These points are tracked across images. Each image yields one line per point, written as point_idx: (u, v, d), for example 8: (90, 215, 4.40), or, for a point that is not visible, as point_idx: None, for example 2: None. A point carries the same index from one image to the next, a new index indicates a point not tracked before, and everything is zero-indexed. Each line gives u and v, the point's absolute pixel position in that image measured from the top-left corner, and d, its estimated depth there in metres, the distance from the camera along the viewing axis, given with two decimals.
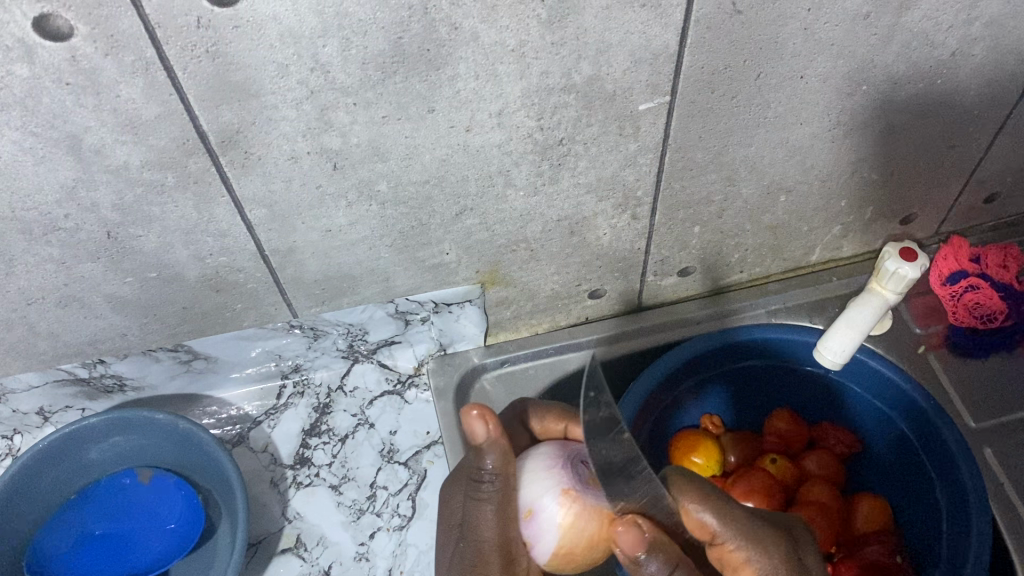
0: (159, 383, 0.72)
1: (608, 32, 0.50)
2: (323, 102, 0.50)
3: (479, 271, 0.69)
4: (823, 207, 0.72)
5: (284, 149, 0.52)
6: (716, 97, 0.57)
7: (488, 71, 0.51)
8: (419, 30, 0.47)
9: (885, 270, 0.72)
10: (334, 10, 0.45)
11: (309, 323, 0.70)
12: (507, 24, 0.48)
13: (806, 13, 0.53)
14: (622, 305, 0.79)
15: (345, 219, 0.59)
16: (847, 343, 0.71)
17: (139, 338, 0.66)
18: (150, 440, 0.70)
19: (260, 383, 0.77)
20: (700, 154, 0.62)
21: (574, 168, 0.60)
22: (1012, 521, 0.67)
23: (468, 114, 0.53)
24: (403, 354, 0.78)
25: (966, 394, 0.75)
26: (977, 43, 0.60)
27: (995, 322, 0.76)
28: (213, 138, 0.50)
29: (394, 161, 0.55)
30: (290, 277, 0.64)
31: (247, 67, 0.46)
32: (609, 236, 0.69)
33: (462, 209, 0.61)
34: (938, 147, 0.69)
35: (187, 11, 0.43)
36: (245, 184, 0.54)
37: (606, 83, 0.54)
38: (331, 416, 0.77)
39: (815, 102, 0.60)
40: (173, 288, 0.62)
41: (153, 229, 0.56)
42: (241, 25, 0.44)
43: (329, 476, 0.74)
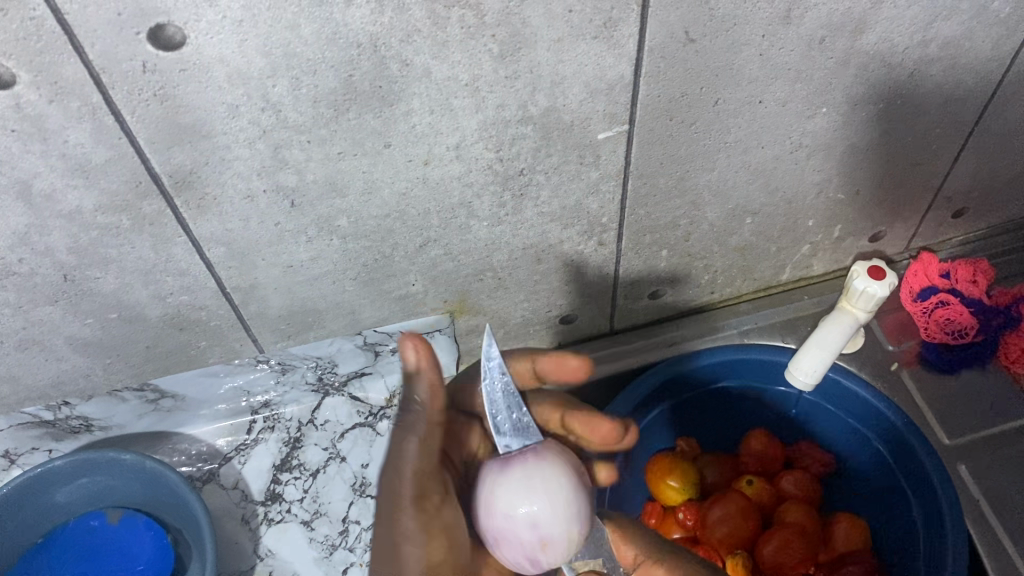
0: (128, 422, 0.71)
1: (562, 64, 0.50)
2: (277, 141, 0.49)
3: (447, 300, 0.68)
4: (790, 227, 0.72)
5: (239, 188, 0.52)
6: (676, 124, 0.57)
7: (443, 105, 0.51)
8: (369, 68, 0.47)
9: (854, 289, 0.71)
10: (281, 51, 0.44)
11: (276, 358, 0.69)
12: (459, 60, 0.48)
13: (760, 39, 0.53)
14: (595, 329, 0.78)
15: (306, 255, 0.59)
16: (819, 364, 0.70)
17: (104, 378, 0.65)
18: (118, 481, 0.69)
19: (230, 419, 0.75)
20: (663, 180, 0.62)
21: (536, 197, 0.60)
22: (986, 539, 0.67)
23: (425, 148, 0.53)
24: (374, 385, 0.76)
25: (940, 409, 0.75)
26: (934, 64, 0.60)
27: (966, 336, 0.75)
28: (167, 180, 0.50)
29: (353, 196, 0.55)
30: (254, 313, 0.63)
31: (197, 109, 0.46)
32: (576, 262, 0.68)
33: (425, 240, 0.61)
34: (903, 165, 0.69)
35: (131, 56, 0.43)
36: (203, 223, 0.54)
37: (563, 114, 0.54)
38: (302, 451, 0.75)
39: (775, 126, 0.60)
40: (135, 329, 0.61)
41: (110, 271, 0.55)
42: (188, 69, 0.44)
43: (300, 512, 0.72)
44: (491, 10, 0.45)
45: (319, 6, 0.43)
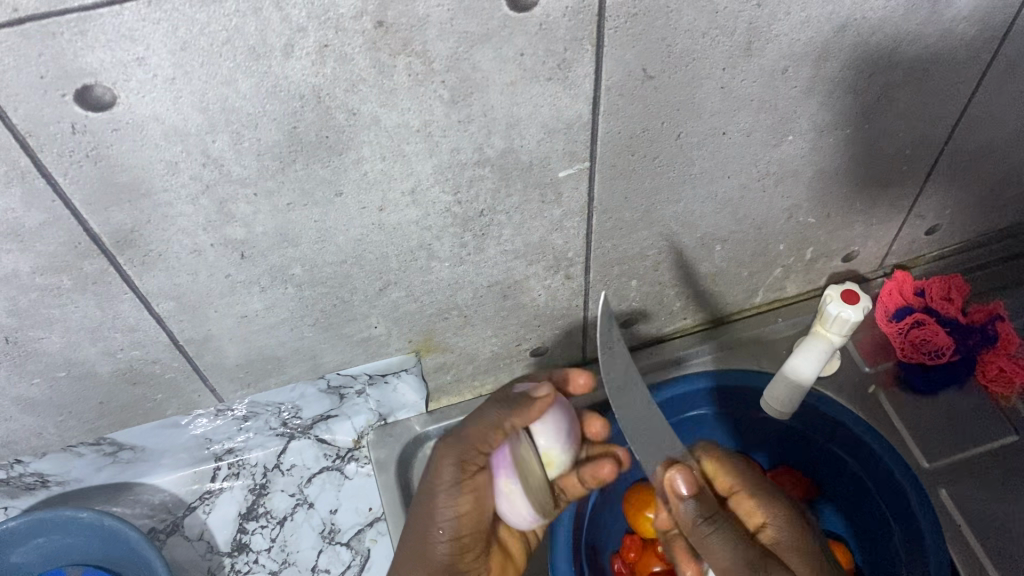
0: (86, 476, 0.69)
1: (517, 106, 0.48)
2: (221, 195, 0.47)
3: (412, 340, 0.66)
4: (761, 252, 0.71)
5: (185, 243, 0.50)
6: (638, 159, 0.56)
7: (395, 152, 0.49)
8: (314, 118, 0.45)
9: (828, 315, 0.69)
10: (219, 106, 0.42)
11: (239, 405, 0.67)
12: (408, 106, 0.46)
13: (721, 72, 0.51)
14: (566, 359, 0.77)
15: (261, 304, 0.57)
16: (793, 395, 0.70)
17: (57, 435, 0.63)
18: (75, 538, 0.66)
19: (193, 467, 0.73)
20: (629, 213, 0.60)
21: (498, 236, 0.58)
22: (968, 565, 0.66)
23: (379, 195, 0.51)
24: (341, 427, 0.74)
25: (918, 432, 0.74)
26: (901, 87, 0.58)
27: (943, 356, 0.74)
28: (107, 239, 0.48)
29: (306, 245, 0.53)
30: (210, 364, 0.61)
31: (133, 168, 0.44)
32: (544, 296, 0.67)
33: (385, 284, 0.59)
34: (874, 186, 0.68)
35: (58, 118, 0.40)
36: (149, 280, 0.52)
37: (521, 155, 0.52)
38: (268, 497, 0.73)
39: (740, 155, 0.59)
40: (87, 386, 0.59)
41: (54, 331, 0.53)
42: (121, 128, 0.42)
43: (268, 562, 0.70)
44: (439, 56, 0.44)
45: (256, 61, 0.41)
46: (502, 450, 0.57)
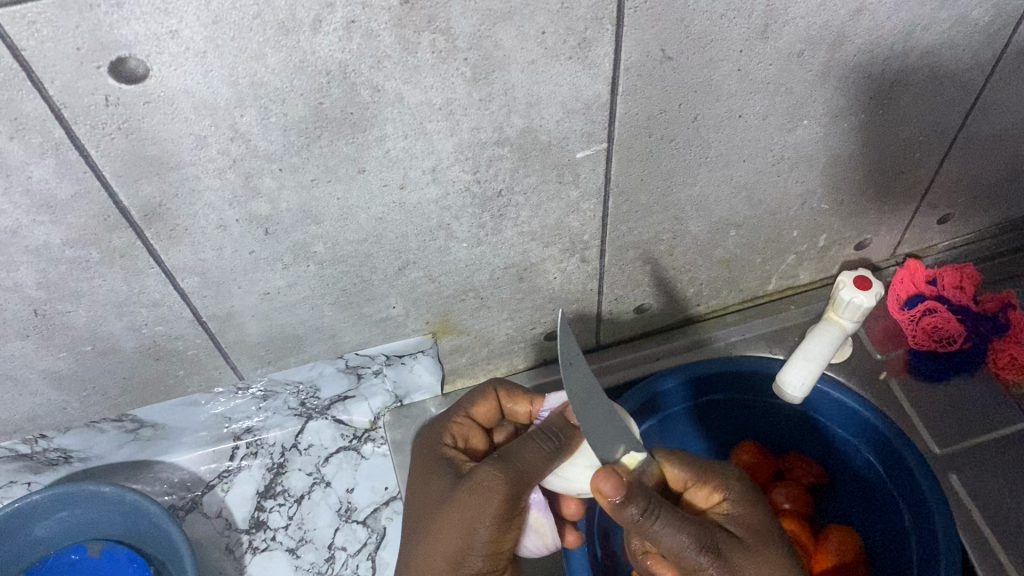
0: (108, 452, 0.70)
1: (537, 85, 0.49)
2: (247, 170, 0.48)
3: (429, 321, 0.67)
4: (775, 238, 0.71)
5: (211, 218, 0.51)
6: (655, 141, 0.56)
7: (416, 129, 0.49)
8: (339, 95, 0.46)
9: (840, 300, 0.70)
10: (248, 81, 0.43)
11: (258, 384, 0.68)
12: (431, 84, 0.47)
13: (738, 54, 0.52)
14: (580, 344, 0.78)
15: (283, 281, 0.58)
16: (807, 376, 0.69)
17: (80, 410, 0.64)
18: (98, 513, 0.67)
19: (212, 446, 0.74)
20: (644, 196, 0.61)
21: (516, 217, 0.59)
22: (979, 547, 0.66)
23: (400, 172, 0.52)
24: (358, 408, 0.75)
25: (929, 417, 0.74)
26: (915, 72, 0.59)
27: (955, 343, 0.75)
28: (136, 213, 0.49)
29: (329, 222, 0.54)
30: (232, 340, 0.62)
31: (163, 141, 0.45)
32: (559, 279, 0.67)
33: (404, 263, 0.60)
34: (887, 173, 0.68)
35: (92, 90, 0.41)
36: (174, 255, 0.53)
37: (541, 135, 0.53)
38: (285, 476, 0.74)
39: (755, 139, 0.59)
40: (111, 361, 0.60)
41: (82, 304, 0.54)
42: (152, 101, 0.43)
43: (285, 539, 0.71)
44: (462, 33, 0.45)
45: (284, 35, 0.42)
46: (516, 483, 0.55)
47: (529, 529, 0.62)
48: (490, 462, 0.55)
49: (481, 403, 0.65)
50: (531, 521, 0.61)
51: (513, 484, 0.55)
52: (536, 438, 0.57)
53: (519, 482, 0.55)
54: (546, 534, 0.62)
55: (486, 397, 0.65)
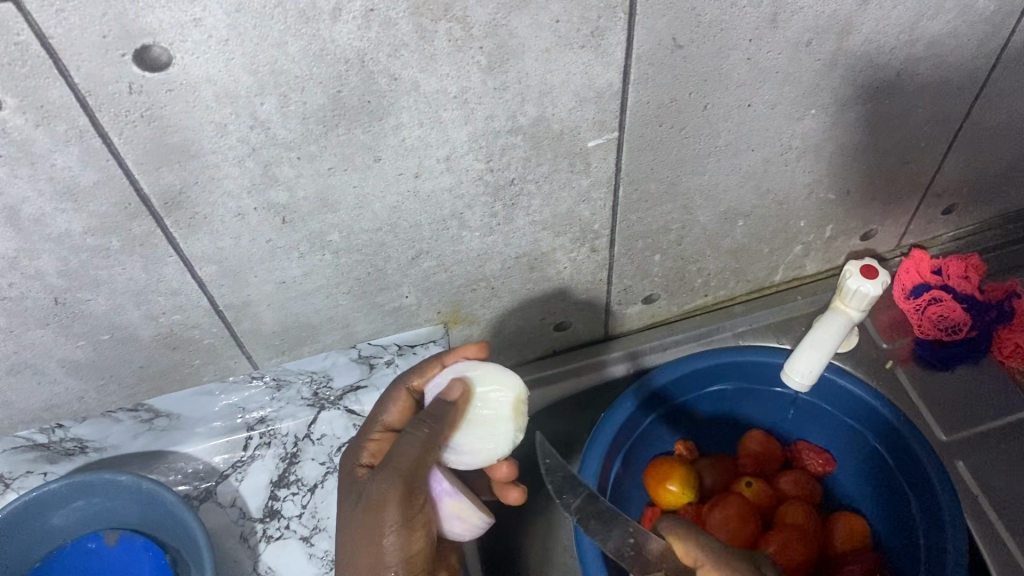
0: (123, 442, 0.71)
1: (550, 74, 0.50)
2: (266, 158, 0.49)
3: (441, 311, 0.68)
4: (781, 229, 0.72)
5: (229, 207, 0.52)
6: (665, 130, 0.57)
7: (432, 118, 0.50)
8: (357, 83, 0.46)
9: (847, 289, 0.71)
10: (268, 69, 0.44)
11: (270, 373, 0.69)
12: (447, 72, 0.48)
13: (747, 43, 0.53)
14: (589, 335, 0.78)
15: (298, 270, 0.58)
16: (814, 363, 0.69)
17: (97, 399, 0.65)
18: (114, 501, 0.68)
19: (225, 436, 0.75)
20: (654, 186, 0.62)
21: (528, 207, 0.60)
22: (985, 531, 0.67)
23: (415, 161, 0.53)
24: (369, 399, 0.76)
25: (935, 406, 0.75)
26: (921, 62, 0.60)
27: (960, 332, 0.76)
28: (156, 201, 0.50)
29: (344, 211, 0.55)
30: (247, 330, 0.63)
31: (185, 129, 0.46)
32: (569, 269, 0.68)
33: (417, 252, 0.61)
34: (893, 163, 0.69)
35: (117, 78, 0.42)
36: (193, 243, 0.53)
37: (553, 123, 0.54)
38: (298, 466, 0.74)
39: (763, 129, 0.60)
40: (128, 350, 0.61)
41: (101, 292, 0.55)
42: (175, 89, 0.44)
43: (299, 527, 0.71)
44: (478, 22, 0.45)
45: (305, 23, 0.43)
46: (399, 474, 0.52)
47: (449, 517, 0.57)
48: (376, 473, 0.53)
49: (393, 402, 0.62)
50: (449, 507, 0.57)
51: (403, 478, 0.52)
52: (411, 430, 0.55)
53: (405, 477, 0.52)
54: (471, 516, 0.57)
55: (395, 392, 0.62)
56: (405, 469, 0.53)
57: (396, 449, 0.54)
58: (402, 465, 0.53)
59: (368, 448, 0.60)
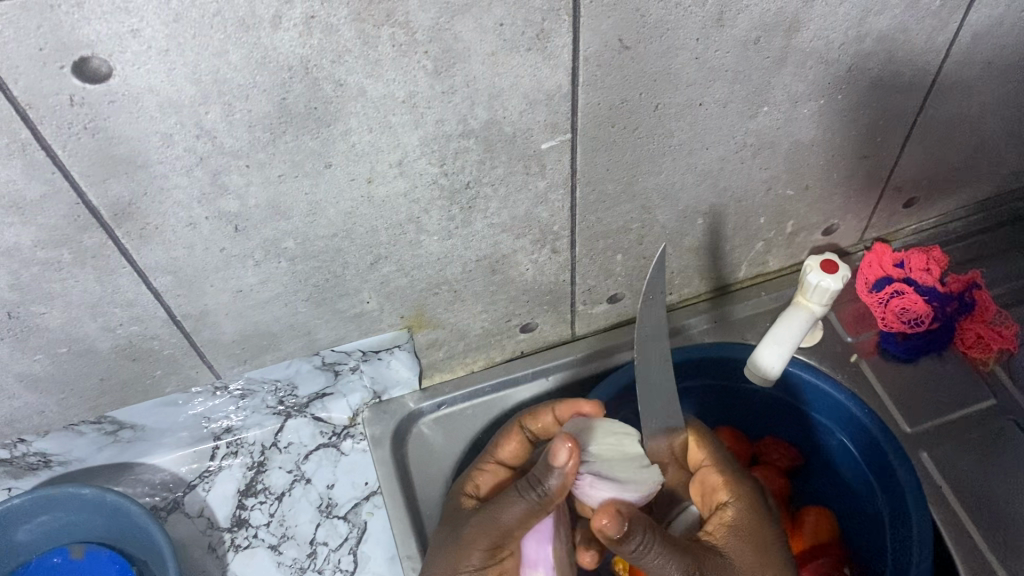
0: (88, 455, 0.70)
1: (498, 77, 0.50)
2: (214, 167, 0.49)
3: (404, 316, 0.68)
4: (742, 226, 0.73)
5: (180, 216, 0.51)
6: (618, 131, 0.57)
7: (381, 123, 0.50)
8: (303, 90, 0.46)
9: (809, 284, 0.71)
10: (211, 78, 0.44)
11: (235, 383, 0.69)
12: (393, 78, 0.48)
13: (695, 43, 0.53)
14: (556, 336, 0.79)
15: (255, 278, 0.58)
16: (776, 359, 0.70)
17: (59, 413, 0.64)
18: (79, 516, 0.68)
19: (192, 446, 0.75)
20: (611, 186, 0.62)
21: (485, 210, 0.60)
22: (949, 520, 0.68)
23: (367, 166, 0.53)
24: (336, 405, 0.76)
25: (899, 398, 0.76)
26: (872, 58, 0.60)
27: (923, 324, 0.76)
28: (106, 213, 0.50)
29: (298, 217, 0.55)
30: (207, 339, 0.62)
31: (131, 140, 0.46)
32: (531, 271, 0.68)
33: (376, 258, 0.61)
34: (850, 158, 0.70)
35: (57, 90, 0.42)
36: (146, 254, 0.53)
37: (504, 126, 0.54)
38: (266, 475, 0.75)
39: (717, 127, 0.61)
40: (87, 362, 0.60)
41: (55, 305, 0.55)
42: (117, 100, 0.44)
43: (267, 536, 0.72)
44: (421, 27, 0.45)
45: (245, 32, 0.43)
46: (489, 532, 0.57)
47: None
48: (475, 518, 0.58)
49: (509, 440, 0.66)
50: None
51: (496, 535, 0.57)
52: (520, 493, 0.56)
53: (498, 537, 0.57)
54: None
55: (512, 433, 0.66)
56: (502, 530, 0.56)
57: (520, 489, 0.56)
58: (494, 525, 0.57)
59: (476, 478, 0.65)
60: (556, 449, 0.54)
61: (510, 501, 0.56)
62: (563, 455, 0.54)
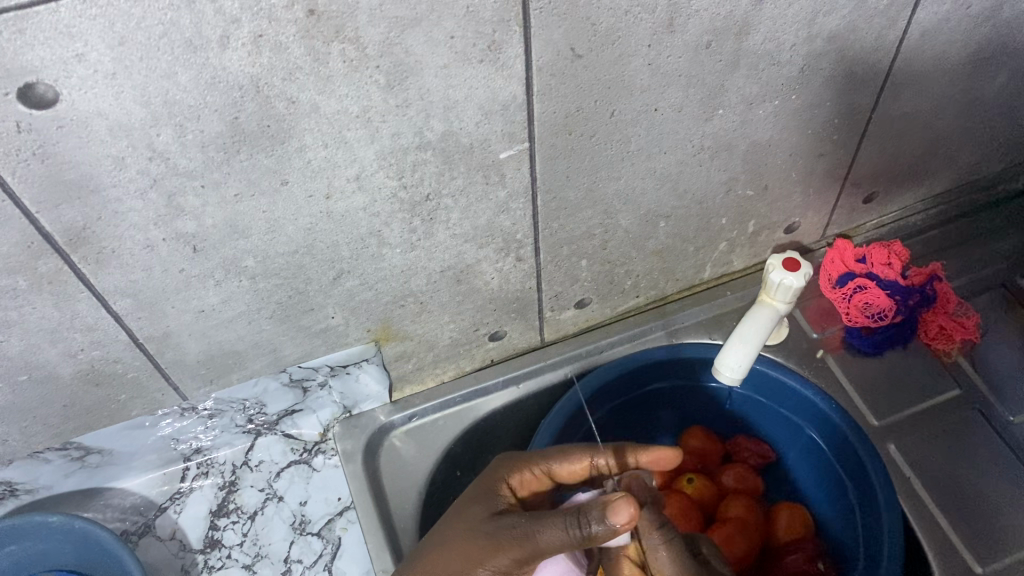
0: (55, 482, 0.70)
1: (452, 89, 0.50)
2: (169, 189, 0.49)
3: (370, 329, 0.68)
4: (705, 227, 0.73)
5: (137, 239, 0.51)
6: (576, 138, 0.58)
7: (336, 138, 0.50)
8: (255, 108, 0.46)
9: (772, 283, 0.72)
10: (161, 100, 0.44)
11: (203, 404, 0.68)
12: (346, 93, 0.48)
13: (647, 49, 0.53)
14: (526, 344, 0.79)
15: (217, 298, 0.58)
16: (743, 358, 0.70)
17: (23, 441, 0.64)
18: (46, 543, 0.67)
19: (162, 468, 0.74)
20: (572, 193, 0.63)
21: (446, 221, 0.60)
22: (918, 510, 0.69)
23: (325, 182, 0.53)
24: (306, 421, 0.76)
25: (866, 392, 0.77)
26: (823, 57, 0.61)
27: (887, 318, 0.77)
28: (61, 238, 0.49)
29: (257, 236, 0.54)
30: (171, 361, 0.62)
31: (82, 164, 0.45)
32: (497, 279, 0.68)
33: (339, 273, 0.60)
34: (807, 157, 0.70)
35: (3, 117, 0.42)
36: (104, 277, 0.53)
37: (461, 137, 0.54)
38: (238, 494, 0.75)
39: (674, 131, 0.61)
40: (49, 389, 0.60)
41: (14, 333, 0.54)
42: (66, 125, 0.43)
43: (241, 556, 0.72)
44: (371, 42, 0.45)
45: (193, 53, 0.42)
46: (526, 541, 0.55)
47: None
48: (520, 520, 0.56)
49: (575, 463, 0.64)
50: None
51: (529, 549, 0.55)
52: (571, 522, 0.54)
53: (529, 552, 0.55)
54: None
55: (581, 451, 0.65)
56: (536, 547, 0.54)
57: (574, 515, 0.54)
58: (532, 536, 0.55)
59: (523, 478, 0.64)
60: (621, 507, 0.52)
61: (554, 526, 0.54)
62: (625, 515, 0.52)
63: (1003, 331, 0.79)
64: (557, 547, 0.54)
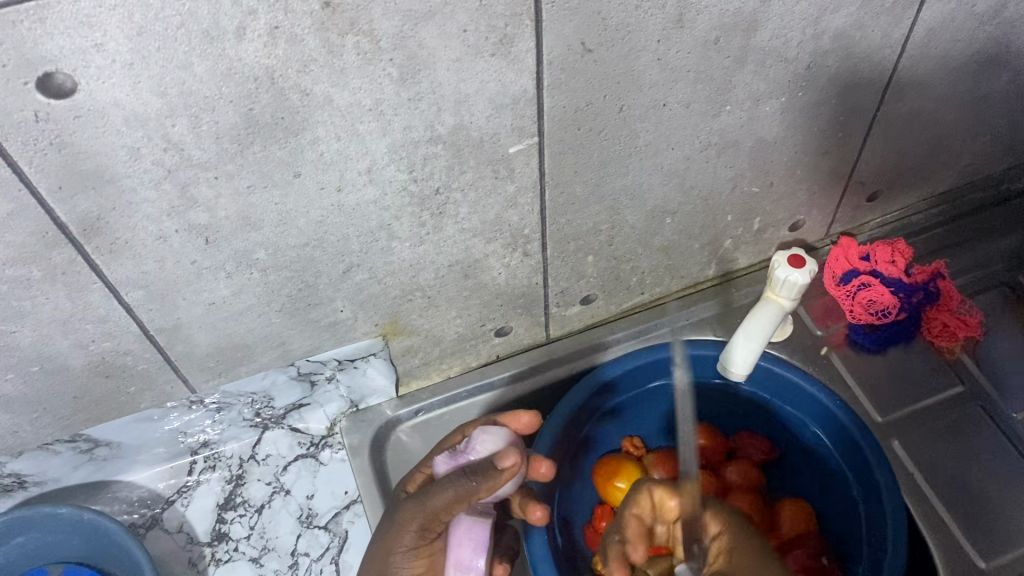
0: (63, 475, 0.70)
1: (463, 82, 0.51)
2: (183, 179, 0.49)
3: (378, 324, 0.68)
4: (710, 224, 0.74)
5: (150, 230, 0.51)
6: (585, 133, 0.58)
7: (349, 131, 0.51)
8: (269, 100, 0.47)
9: (777, 279, 0.72)
10: (177, 90, 0.44)
11: (212, 397, 0.69)
12: (359, 85, 0.48)
13: (656, 44, 0.54)
14: (531, 340, 0.79)
15: (228, 290, 0.58)
16: (749, 354, 0.71)
17: (33, 433, 0.64)
18: (56, 535, 0.67)
19: (169, 462, 0.75)
20: (580, 188, 0.63)
21: (455, 215, 0.60)
22: (921, 504, 0.69)
23: (336, 174, 0.53)
24: (313, 416, 0.77)
25: (869, 389, 0.77)
26: (830, 55, 0.62)
27: (891, 315, 0.77)
28: (74, 228, 0.49)
29: (269, 228, 0.55)
30: (180, 353, 0.62)
31: (98, 154, 0.46)
32: (504, 274, 0.69)
33: (348, 266, 0.61)
34: (812, 155, 0.71)
35: (21, 107, 0.42)
36: (116, 268, 0.53)
37: (472, 131, 0.54)
38: (245, 487, 0.75)
39: (682, 127, 0.62)
40: (60, 381, 0.60)
41: (26, 323, 0.54)
42: (83, 115, 0.44)
43: (248, 549, 0.72)
44: (385, 34, 0.46)
45: (209, 44, 0.43)
46: (424, 513, 0.56)
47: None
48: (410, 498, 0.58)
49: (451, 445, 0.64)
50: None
51: (429, 514, 0.56)
52: (455, 479, 0.57)
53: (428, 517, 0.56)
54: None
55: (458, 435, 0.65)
56: (431, 510, 0.56)
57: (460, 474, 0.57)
58: (425, 502, 0.56)
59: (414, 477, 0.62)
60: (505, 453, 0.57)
61: (444, 488, 0.56)
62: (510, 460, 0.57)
63: (1004, 329, 0.79)
64: (458, 504, 0.56)
